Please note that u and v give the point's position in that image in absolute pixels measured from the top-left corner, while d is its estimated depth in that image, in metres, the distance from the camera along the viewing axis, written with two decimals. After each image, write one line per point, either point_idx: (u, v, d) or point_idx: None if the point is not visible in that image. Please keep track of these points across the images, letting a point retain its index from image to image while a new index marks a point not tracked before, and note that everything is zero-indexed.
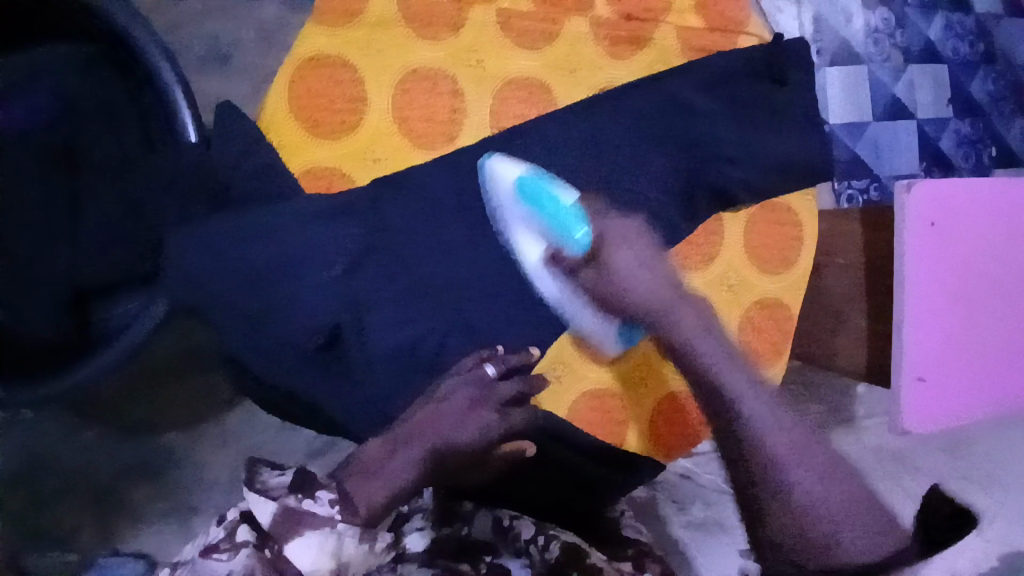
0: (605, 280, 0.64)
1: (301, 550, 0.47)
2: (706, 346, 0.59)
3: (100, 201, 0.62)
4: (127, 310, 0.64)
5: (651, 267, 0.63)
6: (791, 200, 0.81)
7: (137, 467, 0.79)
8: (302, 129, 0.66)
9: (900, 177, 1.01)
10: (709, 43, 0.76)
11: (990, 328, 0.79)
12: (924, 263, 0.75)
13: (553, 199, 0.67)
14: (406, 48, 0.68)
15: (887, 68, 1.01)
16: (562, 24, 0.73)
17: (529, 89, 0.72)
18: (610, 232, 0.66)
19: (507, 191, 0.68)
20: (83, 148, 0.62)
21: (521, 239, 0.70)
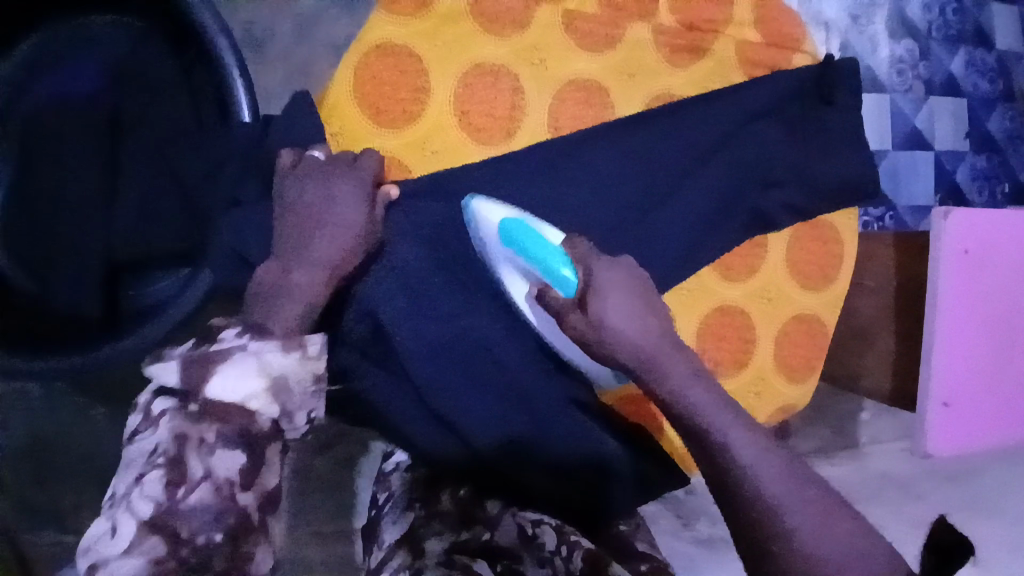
0: (593, 331, 0.62)
1: (223, 385, 0.49)
2: (694, 394, 0.60)
3: (143, 169, 0.78)
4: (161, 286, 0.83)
5: (640, 315, 0.63)
6: (835, 220, 0.84)
7: None
8: (366, 115, 0.69)
9: (915, 206, 1.20)
10: (765, 59, 0.79)
11: (1008, 359, 0.91)
12: (955, 295, 0.87)
13: (536, 240, 0.65)
14: (473, 41, 0.70)
15: (909, 98, 1.19)
16: (625, 29, 0.74)
17: (588, 92, 0.73)
18: (607, 280, 0.63)
19: (491, 232, 0.68)
20: (126, 120, 0.77)
21: (507, 276, 0.69)
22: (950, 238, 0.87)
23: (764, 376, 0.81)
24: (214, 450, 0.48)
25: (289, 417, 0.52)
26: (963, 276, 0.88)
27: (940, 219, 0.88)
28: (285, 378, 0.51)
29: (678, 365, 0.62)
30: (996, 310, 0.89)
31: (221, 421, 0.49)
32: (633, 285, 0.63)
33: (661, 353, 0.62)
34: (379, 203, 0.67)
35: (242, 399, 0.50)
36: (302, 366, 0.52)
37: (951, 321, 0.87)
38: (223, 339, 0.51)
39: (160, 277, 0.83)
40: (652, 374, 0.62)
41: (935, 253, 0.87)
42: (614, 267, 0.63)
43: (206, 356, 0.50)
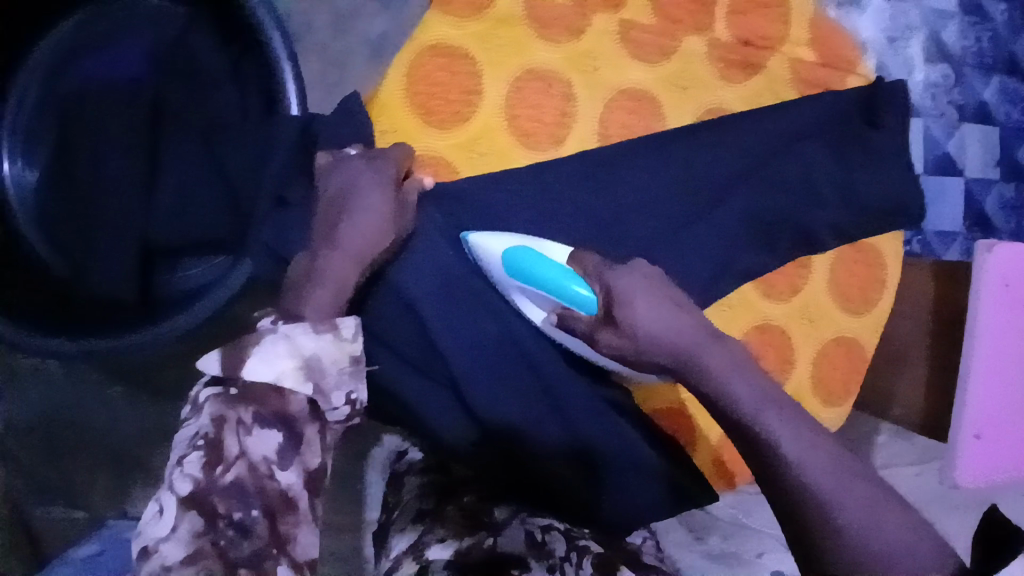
0: (627, 337, 0.60)
1: (259, 366, 0.50)
2: (739, 389, 0.57)
3: (182, 155, 0.76)
4: (194, 273, 0.84)
5: (670, 315, 0.61)
6: (878, 242, 0.82)
7: (153, 432, 0.88)
8: (416, 114, 0.69)
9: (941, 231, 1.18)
10: (819, 78, 0.78)
11: None
12: (991, 324, 0.86)
13: (540, 264, 0.64)
14: (528, 47, 0.70)
15: (941, 123, 1.18)
16: (680, 41, 0.74)
17: (639, 101, 0.73)
18: (632, 284, 0.61)
19: (495, 261, 0.67)
20: (168, 104, 0.76)
21: (526, 304, 0.69)
22: (991, 270, 0.87)
23: (799, 399, 0.80)
24: (251, 432, 0.49)
25: (326, 397, 0.52)
26: (1004, 309, 0.87)
27: (982, 251, 0.87)
28: (320, 360, 0.52)
29: (717, 359, 0.59)
30: None
31: (257, 403, 0.50)
32: (660, 287, 0.63)
33: (700, 353, 0.59)
34: (409, 190, 0.66)
35: (276, 379, 0.50)
36: (336, 348, 0.53)
37: (989, 352, 0.86)
38: (261, 328, 0.53)
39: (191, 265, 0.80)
40: (691, 369, 0.60)
41: (976, 284, 0.87)
42: (634, 273, 0.63)
43: (245, 341, 0.51)
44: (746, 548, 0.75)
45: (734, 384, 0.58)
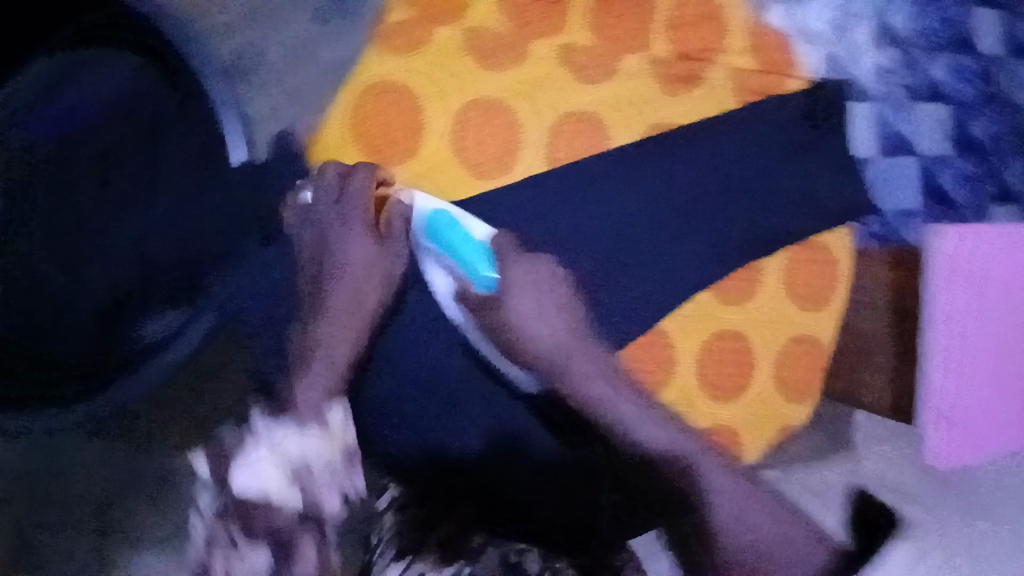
0: (504, 318, 0.75)
1: (248, 480, 0.69)
2: (598, 387, 0.76)
3: (139, 201, 0.71)
4: (162, 324, 0.73)
5: (547, 316, 0.75)
6: (827, 239, 0.84)
7: (125, 505, 0.72)
8: (363, 154, 0.72)
9: None
10: (760, 85, 0.80)
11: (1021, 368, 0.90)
12: (949, 308, 0.88)
13: (462, 236, 0.71)
14: (471, 79, 0.70)
15: None
16: (621, 61, 0.74)
17: (584, 125, 0.73)
18: (517, 277, 0.73)
19: (416, 220, 0.72)
20: (120, 151, 0.71)
21: (431, 269, 0.73)
22: (939, 255, 0.89)
23: (767, 399, 0.82)
24: (245, 539, 0.69)
25: (315, 492, 0.70)
26: (957, 292, 0.88)
27: (926, 237, 0.89)
28: (304, 459, 0.70)
29: (582, 364, 0.76)
30: (996, 324, 0.89)
31: (247, 515, 0.69)
32: (549, 281, 0.74)
33: (565, 352, 0.76)
34: (394, 221, 0.73)
35: (260, 488, 0.69)
36: (322, 443, 0.71)
37: (947, 337, 0.88)
38: (251, 432, 0.71)
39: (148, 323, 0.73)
40: (558, 368, 0.76)
41: (924, 271, 0.88)
42: (530, 263, 0.73)
43: (237, 455, 0.71)
44: None
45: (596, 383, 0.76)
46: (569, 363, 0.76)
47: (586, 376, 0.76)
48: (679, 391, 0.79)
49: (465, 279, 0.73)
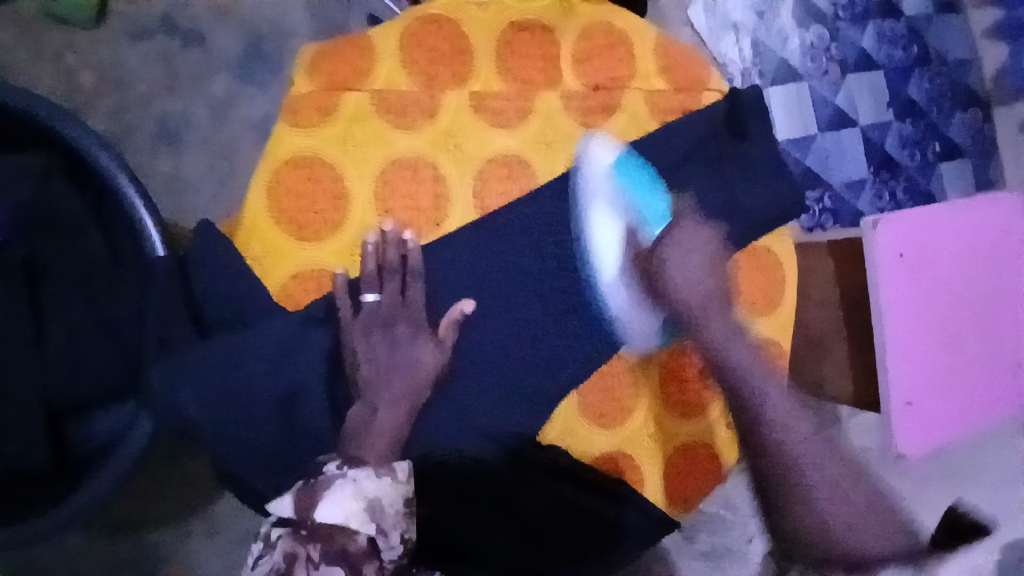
0: (656, 268, 0.69)
1: (329, 508, 0.57)
2: (734, 350, 0.69)
3: (66, 310, 0.73)
4: (106, 423, 0.75)
5: (704, 279, 0.69)
6: (770, 241, 0.85)
7: (129, 568, 0.89)
8: (287, 234, 0.69)
9: (849, 182, 1.15)
10: (676, 105, 0.80)
11: (967, 343, 0.94)
12: (901, 294, 0.90)
13: (644, 189, 0.73)
14: (386, 140, 0.70)
15: (826, 82, 1.16)
16: (534, 100, 0.75)
17: (509, 167, 0.74)
18: (682, 242, 0.70)
19: (601, 164, 0.74)
20: (42, 262, 0.73)
21: (598, 212, 0.73)
22: (883, 245, 0.89)
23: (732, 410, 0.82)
24: (318, 569, 0.55)
25: (386, 537, 0.58)
26: (903, 280, 0.90)
27: (871, 230, 0.89)
28: (381, 500, 0.59)
29: (719, 326, 0.69)
30: (941, 307, 0.92)
31: (325, 541, 0.56)
32: (707, 249, 0.70)
33: (710, 308, 0.69)
34: (413, 259, 0.69)
35: (345, 520, 0.57)
36: (394, 490, 0.60)
37: (900, 324, 0.89)
38: (328, 470, 0.60)
39: (102, 416, 0.75)
40: (699, 323, 0.68)
41: (871, 264, 0.89)
42: (696, 231, 0.71)
43: (315, 486, 0.58)
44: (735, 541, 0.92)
45: (731, 346, 0.69)
46: (709, 323, 0.69)
47: (724, 335, 0.69)
48: (646, 414, 0.79)
49: (632, 223, 0.71)
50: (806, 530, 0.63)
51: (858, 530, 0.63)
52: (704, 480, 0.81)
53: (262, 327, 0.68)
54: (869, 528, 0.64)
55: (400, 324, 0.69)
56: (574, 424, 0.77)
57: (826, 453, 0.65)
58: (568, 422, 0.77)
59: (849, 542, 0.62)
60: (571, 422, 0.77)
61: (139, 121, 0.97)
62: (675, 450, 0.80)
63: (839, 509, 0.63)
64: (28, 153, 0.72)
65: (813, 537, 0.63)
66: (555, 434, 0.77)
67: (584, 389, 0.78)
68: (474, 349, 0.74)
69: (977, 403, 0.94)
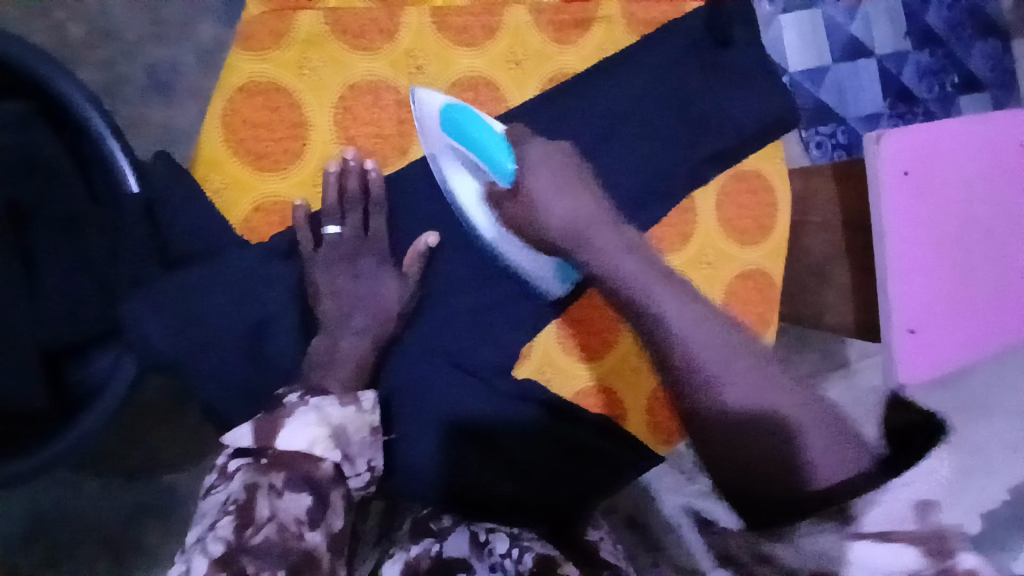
0: (526, 208, 0.65)
1: (292, 433, 0.55)
2: (628, 264, 0.61)
3: (55, 257, 0.71)
4: (101, 366, 0.74)
5: (565, 189, 0.65)
6: (761, 165, 0.81)
7: (142, 511, 0.86)
8: (246, 164, 0.70)
9: (863, 118, 1.07)
10: (657, 15, 0.77)
11: (986, 266, 0.90)
12: (904, 211, 0.88)
13: (475, 129, 0.67)
14: (344, 64, 0.70)
15: (841, 8, 1.06)
16: (501, 16, 0.73)
17: (476, 88, 0.73)
18: (532, 157, 0.66)
19: (433, 121, 0.70)
20: (27, 207, 0.70)
21: (452, 177, 0.70)
22: (886, 160, 0.88)
23: None
24: (282, 496, 0.52)
25: (351, 463, 0.58)
26: (910, 197, 0.88)
27: (872, 143, 0.89)
28: (344, 428, 0.58)
29: (607, 241, 0.63)
30: (953, 229, 0.89)
31: (288, 468, 0.53)
32: (563, 159, 0.66)
33: (590, 225, 0.64)
34: (373, 186, 0.70)
35: (309, 446, 0.55)
36: (358, 419, 0.59)
37: (904, 245, 0.88)
38: (289, 401, 0.58)
39: (98, 358, 0.75)
40: (580, 246, 0.64)
41: (874, 180, 0.88)
42: (544, 146, 0.67)
43: (275, 415, 0.57)
44: None
45: (624, 258, 0.62)
46: (594, 237, 0.64)
47: (614, 249, 0.63)
48: (630, 346, 0.79)
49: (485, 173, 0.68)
50: (763, 467, 0.51)
51: (817, 444, 0.52)
52: None
53: (228, 257, 0.69)
54: (822, 447, 0.52)
55: (363, 257, 0.71)
56: (555, 357, 0.78)
57: (734, 351, 0.55)
58: (549, 355, 0.77)
59: (815, 459, 0.51)
60: (553, 355, 0.78)
61: (130, 72, 0.87)
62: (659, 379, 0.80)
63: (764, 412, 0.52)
64: (5, 100, 0.70)
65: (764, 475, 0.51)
66: (535, 365, 0.77)
67: (562, 318, 0.78)
68: (456, 281, 0.74)
69: (991, 332, 0.90)
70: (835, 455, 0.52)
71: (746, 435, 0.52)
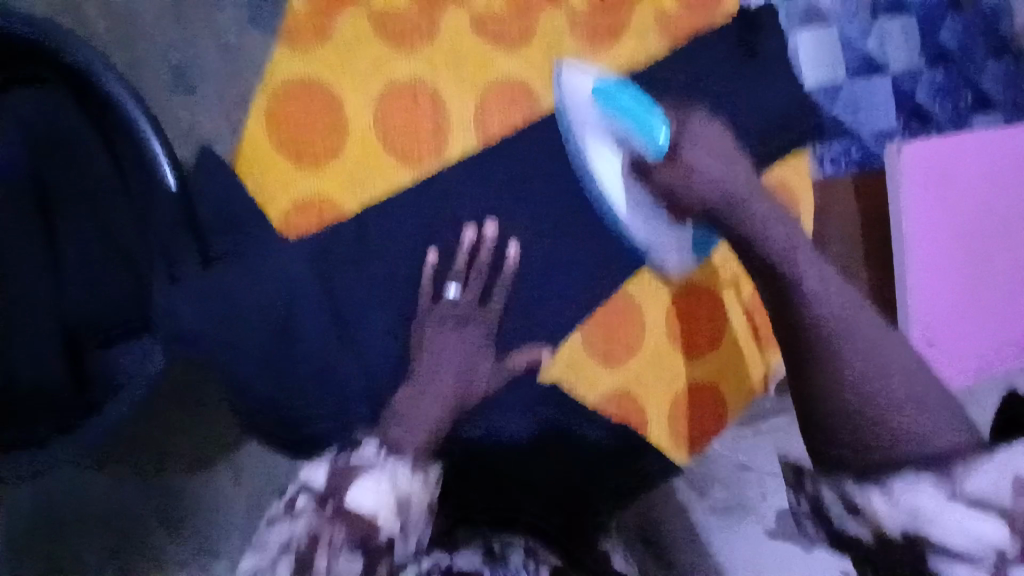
0: (678, 172, 0.69)
1: (360, 493, 0.53)
2: (775, 235, 0.65)
3: (80, 237, 0.66)
4: (128, 362, 0.68)
5: (727, 164, 0.69)
6: (785, 174, 0.86)
7: (154, 515, 0.79)
8: (287, 159, 0.76)
9: (880, 134, 1.07)
10: (686, 27, 0.83)
11: (995, 281, 0.92)
12: (920, 224, 0.89)
13: (628, 99, 0.71)
14: (385, 64, 0.76)
15: (856, 25, 1.07)
16: (537, 21, 0.79)
17: (512, 90, 0.79)
18: (698, 133, 0.71)
19: (582, 95, 0.75)
20: (52, 188, 0.66)
21: (595, 148, 0.74)
22: (907, 173, 0.89)
23: (739, 345, 0.87)
24: (339, 554, 0.51)
25: (403, 539, 0.53)
26: (926, 210, 0.89)
27: (893, 155, 0.90)
28: (411, 498, 0.54)
29: (761, 211, 0.67)
30: (965, 244, 0.90)
31: (349, 526, 0.52)
32: (721, 137, 0.71)
33: (740, 199, 0.67)
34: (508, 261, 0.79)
35: (374, 510, 0.52)
36: (424, 488, 0.56)
37: (922, 256, 0.89)
38: (362, 453, 0.56)
39: (121, 355, 0.68)
40: (738, 217, 0.67)
41: (893, 190, 0.89)
42: (704, 124, 0.72)
43: (349, 465, 0.55)
44: (750, 495, 0.74)
45: (770, 229, 0.66)
46: (747, 206, 0.67)
47: (785, 236, 0.66)
48: (652, 351, 0.83)
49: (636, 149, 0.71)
50: (844, 442, 0.56)
51: (915, 421, 0.53)
52: (706, 417, 0.85)
53: (278, 254, 0.77)
54: (931, 424, 0.52)
55: (474, 319, 0.76)
56: (580, 360, 0.81)
57: (865, 326, 0.60)
58: (576, 358, 0.81)
59: (914, 434, 0.52)
60: (578, 358, 0.81)
61: None
62: (681, 386, 0.84)
63: (877, 388, 0.57)
64: (31, 84, 0.64)
65: (846, 434, 0.56)
66: (559, 366, 0.81)
67: (586, 326, 0.82)
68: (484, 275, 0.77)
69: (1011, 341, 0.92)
70: (934, 433, 0.52)
71: (855, 394, 0.57)
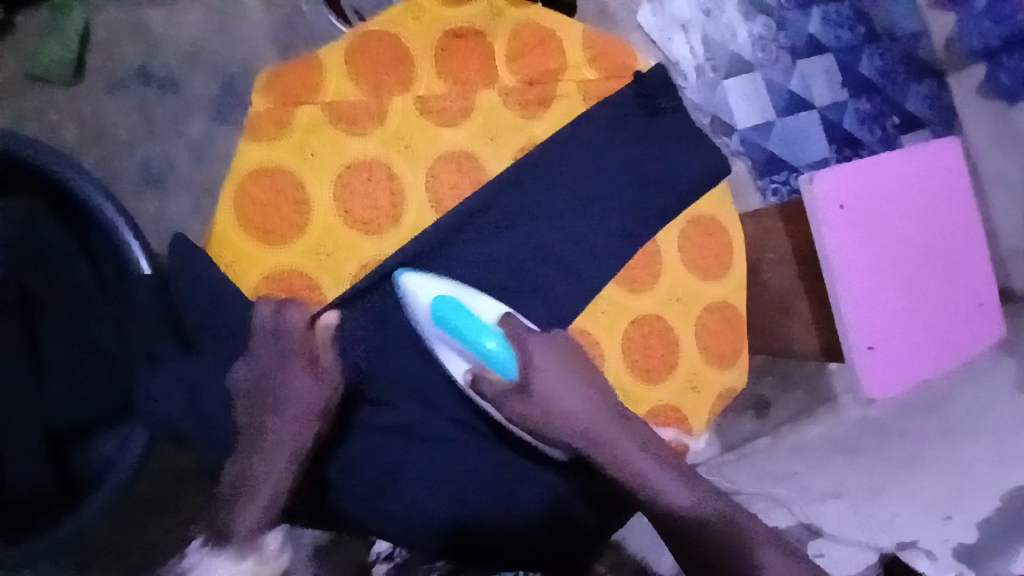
0: (538, 406, 0.79)
1: None
2: (637, 458, 0.78)
3: (60, 341, 0.76)
4: (106, 448, 0.78)
5: (576, 390, 0.80)
6: (714, 212, 0.97)
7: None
8: (256, 241, 0.81)
9: (814, 163, 1.19)
10: (606, 90, 0.94)
11: (920, 281, 1.04)
12: (846, 242, 0.99)
13: (463, 319, 0.79)
14: (342, 146, 0.83)
15: (779, 68, 1.19)
16: (473, 100, 0.88)
17: (457, 162, 0.87)
18: (534, 352, 0.80)
19: (420, 311, 0.80)
20: (36, 295, 0.76)
21: (448, 357, 0.82)
22: (823, 199, 0.99)
23: (694, 369, 0.94)
24: None
25: None
26: (849, 228, 1.00)
27: (805, 184, 1.00)
28: None
29: (623, 439, 0.79)
30: (889, 253, 1.01)
31: None
32: (563, 354, 0.81)
33: (602, 423, 0.79)
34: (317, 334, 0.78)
35: None
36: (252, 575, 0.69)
37: (854, 271, 1.00)
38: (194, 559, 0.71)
39: (101, 443, 0.78)
40: (604, 449, 0.78)
41: (814, 219, 0.99)
42: (544, 343, 0.81)
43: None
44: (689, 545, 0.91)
45: (633, 453, 0.78)
46: (607, 438, 0.78)
47: (623, 444, 0.78)
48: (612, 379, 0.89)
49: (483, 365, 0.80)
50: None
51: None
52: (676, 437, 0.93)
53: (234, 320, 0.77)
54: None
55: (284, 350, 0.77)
56: None
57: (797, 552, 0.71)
58: None
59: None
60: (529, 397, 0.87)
61: (126, 168, 0.94)
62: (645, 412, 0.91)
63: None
64: (16, 196, 0.77)
65: None
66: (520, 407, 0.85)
67: None
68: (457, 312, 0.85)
69: (932, 339, 1.03)
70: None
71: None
